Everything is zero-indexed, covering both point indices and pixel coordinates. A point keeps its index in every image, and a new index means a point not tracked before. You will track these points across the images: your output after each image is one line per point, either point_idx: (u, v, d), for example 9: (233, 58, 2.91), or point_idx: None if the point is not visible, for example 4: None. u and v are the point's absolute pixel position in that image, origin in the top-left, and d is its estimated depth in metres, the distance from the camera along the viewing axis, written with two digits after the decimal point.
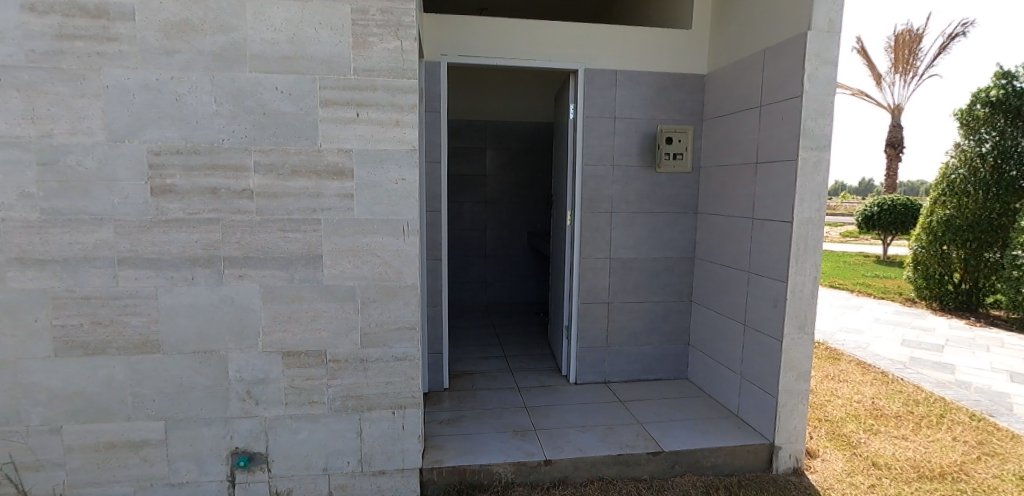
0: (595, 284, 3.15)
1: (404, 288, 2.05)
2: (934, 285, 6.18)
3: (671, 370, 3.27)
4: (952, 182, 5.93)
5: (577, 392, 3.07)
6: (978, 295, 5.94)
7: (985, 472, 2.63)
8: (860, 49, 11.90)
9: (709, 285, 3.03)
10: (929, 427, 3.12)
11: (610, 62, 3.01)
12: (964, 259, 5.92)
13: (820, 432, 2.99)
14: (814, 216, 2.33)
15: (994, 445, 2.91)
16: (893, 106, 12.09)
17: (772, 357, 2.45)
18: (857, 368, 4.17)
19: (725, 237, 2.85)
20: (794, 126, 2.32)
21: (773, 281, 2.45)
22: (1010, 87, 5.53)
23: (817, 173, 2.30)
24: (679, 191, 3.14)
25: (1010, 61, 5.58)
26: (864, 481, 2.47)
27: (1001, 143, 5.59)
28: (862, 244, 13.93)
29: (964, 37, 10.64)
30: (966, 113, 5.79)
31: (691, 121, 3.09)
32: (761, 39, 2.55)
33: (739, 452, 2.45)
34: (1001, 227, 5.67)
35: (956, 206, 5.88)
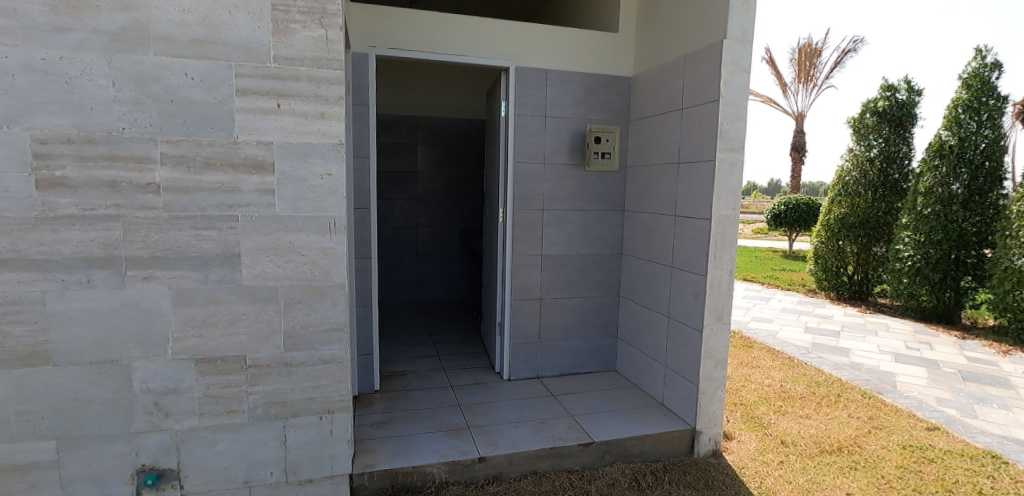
0: (528, 281, 3.18)
1: (331, 288, 1.97)
2: (831, 277, 6.77)
3: (600, 363, 3.38)
4: (846, 183, 6.52)
5: (510, 388, 3.10)
6: (867, 285, 6.60)
7: (875, 443, 2.92)
8: (768, 60, 12.83)
9: (636, 281, 3.15)
10: (828, 406, 3.42)
11: (541, 60, 3.05)
12: (856, 253, 6.54)
13: (735, 416, 3.20)
14: (730, 214, 2.47)
15: (882, 419, 3.24)
16: (797, 113, 13.14)
17: (693, 346, 2.59)
18: (767, 354, 4.51)
19: (651, 233, 2.97)
20: (711, 128, 2.45)
21: (694, 275, 2.58)
22: (893, 99, 6.20)
23: (732, 173, 2.45)
24: (607, 189, 3.24)
25: (893, 75, 6.24)
26: (774, 459, 2.67)
27: (886, 149, 6.24)
28: (772, 241, 15.02)
29: (855, 52, 11.75)
30: (858, 121, 6.40)
31: (618, 122, 3.19)
32: (683, 45, 2.68)
33: (665, 439, 2.56)
34: (886, 224, 6.34)
35: (849, 206, 6.47)
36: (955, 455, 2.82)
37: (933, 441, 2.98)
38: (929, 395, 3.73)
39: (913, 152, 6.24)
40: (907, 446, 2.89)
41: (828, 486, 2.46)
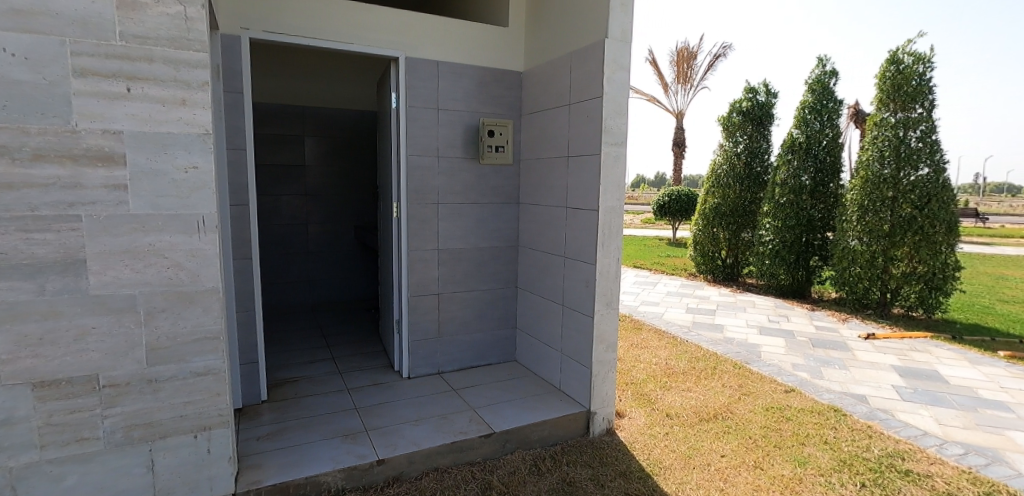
0: (425, 276, 3.13)
1: (202, 293, 1.80)
2: (708, 261, 7.44)
3: (500, 354, 3.42)
4: (718, 176, 7.17)
5: (410, 386, 3.04)
6: (738, 267, 7.34)
7: (744, 408, 3.26)
8: (651, 61, 13.74)
9: (532, 271, 3.22)
10: (706, 378, 3.76)
11: (431, 52, 2.99)
12: (728, 238, 7.24)
13: (626, 394, 3.41)
14: (615, 205, 2.61)
15: (749, 386, 3.63)
16: (677, 111, 14.22)
17: (586, 332, 2.71)
18: (654, 335, 4.85)
19: (545, 225, 3.06)
20: (596, 123, 2.56)
21: (584, 263, 2.70)
22: (755, 100, 6.91)
23: (616, 166, 2.59)
24: (502, 183, 3.27)
25: (754, 78, 6.96)
26: (660, 431, 2.88)
27: (750, 145, 6.95)
28: (659, 229, 16.14)
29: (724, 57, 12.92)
30: (727, 120, 7.05)
31: (510, 116, 3.23)
32: (568, 43, 2.77)
33: (562, 422, 2.66)
34: (751, 212, 7.08)
35: (721, 196, 7.14)
36: (807, 412, 3.23)
37: (790, 401, 3.40)
38: (787, 362, 4.23)
39: (771, 147, 7.01)
40: (769, 408, 3.26)
41: (706, 450, 2.70)
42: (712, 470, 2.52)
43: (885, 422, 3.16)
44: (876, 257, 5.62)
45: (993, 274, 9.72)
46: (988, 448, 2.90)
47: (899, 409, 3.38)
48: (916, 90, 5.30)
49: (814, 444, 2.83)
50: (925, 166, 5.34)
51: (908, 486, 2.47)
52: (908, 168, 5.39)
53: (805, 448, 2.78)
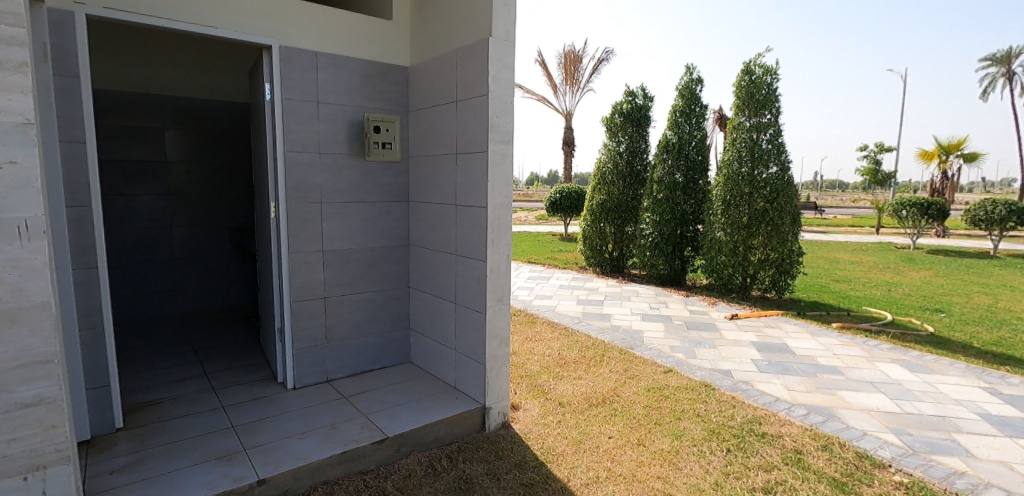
0: (309, 280, 2.95)
1: (28, 310, 1.54)
2: (597, 254, 7.85)
3: (394, 357, 3.33)
4: (603, 174, 7.58)
5: (295, 398, 2.85)
6: (623, 259, 7.81)
7: (629, 391, 3.49)
8: (541, 62, 14.18)
9: (423, 270, 3.17)
10: (595, 365, 3.97)
11: (309, 41, 2.82)
12: (613, 232, 7.69)
13: (521, 387, 3.49)
14: (503, 201, 2.66)
15: (633, 370, 3.89)
16: (567, 111, 14.81)
17: (479, 328, 2.72)
18: (547, 327, 5.01)
19: (435, 223, 3.02)
20: (483, 121, 2.58)
21: (475, 260, 2.71)
22: (633, 103, 7.39)
23: (503, 164, 2.63)
24: (390, 180, 3.18)
25: (633, 82, 7.44)
26: (553, 420, 2.99)
27: (630, 144, 7.43)
28: (552, 225, 16.71)
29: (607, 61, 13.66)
30: (609, 121, 7.46)
31: (397, 111, 3.15)
32: (454, 39, 2.76)
33: (458, 420, 2.66)
34: (633, 207, 7.58)
35: (607, 193, 7.55)
36: (683, 389, 3.53)
37: (668, 381, 3.69)
38: (666, 345, 4.59)
39: (649, 147, 7.54)
40: (651, 389, 3.52)
41: (595, 433, 2.85)
42: (600, 451, 2.66)
43: (745, 393, 3.55)
44: (738, 246, 6.28)
45: (828, 258, 11.33)
46: (825, 407, 3.36)
47: (757, 380, 3.81)
48: (766, 98, 6.00)
49: (688, 419, 3.10)
50: (773, 166, 6.06)
51: (764, 447, 2.80)
52: (761, 167, 6.09)
53: (681, 423, 3.04)
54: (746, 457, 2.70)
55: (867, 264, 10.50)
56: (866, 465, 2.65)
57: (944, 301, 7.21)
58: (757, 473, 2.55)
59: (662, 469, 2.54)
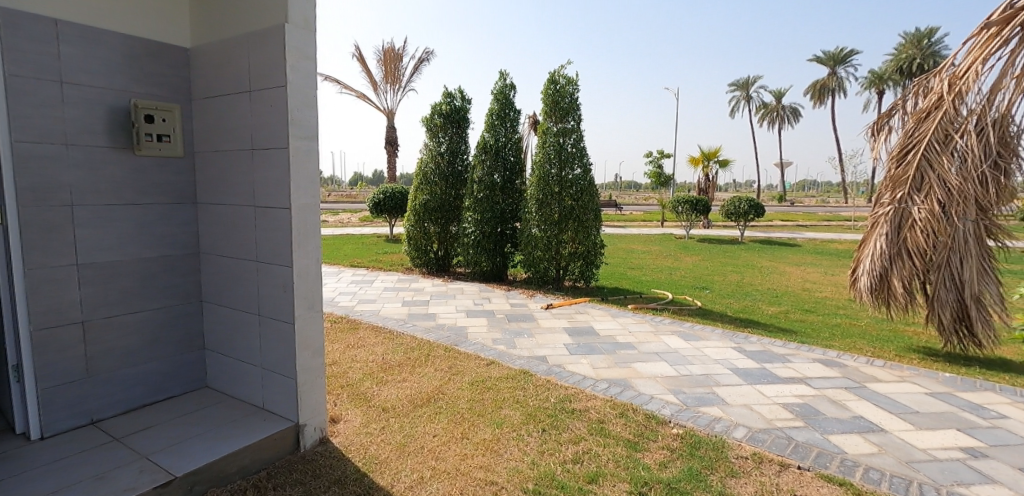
0: (60, 302, 2.39)
1: None
2: (422, 254, 7.80)
3: (185, 383, 2.89)
4: (425, 173, 7.57)
5: (45, 450, 2.29)
6: (448, 258, 7.89)
7: (453, 387, 3.54)
8: (359, 57, 13.70)
9: (219, 281, 2.80)
10: (420, 366, 3.94)
11: (46, 6, 2.27)
12: (437, 232, 7.72)
13: (341, 398, 3.30)
14: (310, 201, 2.47)
15: (458, 366, 3.96)
16: (388, 110, 14.52)
17: (287, 341, 2.49)
18: (370, 332, 4.83)
19: (230, 227, 2.69)
20: (282, 114, 2.37)
21: (279, 266, 2.48)
22: (452, 104, 7.53)
23: (308, 161, 2.45)
24: (170, 179, 2.72)
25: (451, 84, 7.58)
26: (375, 427, 2.89)
27: (451, 145, 7.56)
28: (377, 227, 16.23)
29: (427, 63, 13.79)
30: (429, 121, 7.49)
31: (176, 99, 2.72)
32: (244, 22, 2.48)
33: (266, 444, 2.40)
34: (456, 206, 7.69)
35: (430, 192, 7.55)
36: (504, 379, 3.71)
37: (490, 372, 3.84)
38: (488, 338, 4.77)
39: (469, 148, 7.76)
40: (474, 382, 3.62)
41: (420, 434, 2.83)
42: (424, 452, 2.66)
43: (558, 375, 3.88)
44: (551, 241, 6.79)
45: (625, 248, 12.96)
46: (622, 379, 3.83)
47: (568, 362, 4.18)
48: (569, 107, 6.65)
49: (509, 406, 3.27)
50: (577, 167, 6.70)
51: (574, 422, 3.08)
52: (567, 168, 6.69)
53: (502, 411, 3.19)
54: (559, 433, 2.94)
55: (654, 253, 12.28)
56: (652, 423, 3.08)
57: (707, 280, 8.78)
58: (567, 447, 2.79)
59: (484, 458, 2.63)
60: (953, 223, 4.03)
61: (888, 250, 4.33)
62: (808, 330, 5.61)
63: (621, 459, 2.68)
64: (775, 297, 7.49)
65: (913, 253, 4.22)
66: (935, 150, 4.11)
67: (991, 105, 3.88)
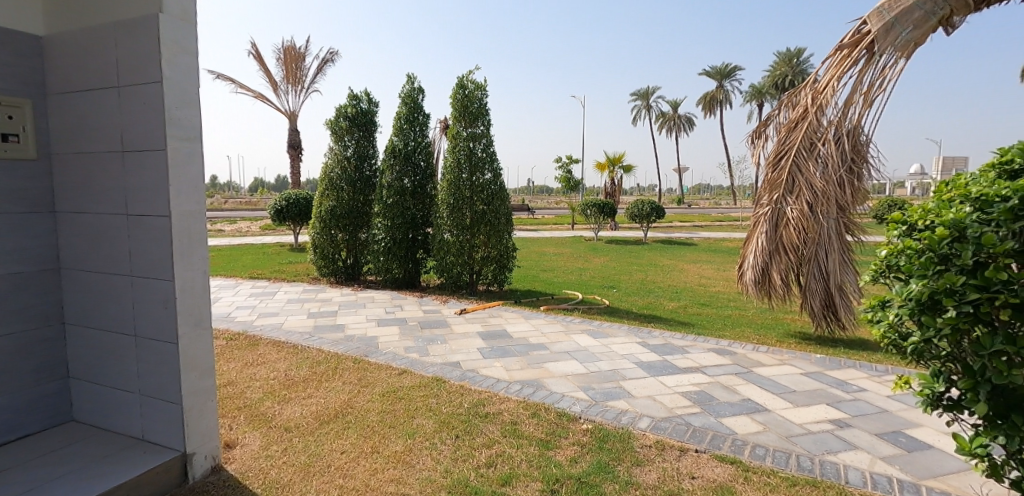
0: None
1: None
2: (329, 263, 7.45)
3: (45, 418, 2.54)
4: (331, 179, 7.25)
5: None
6: (357, 266, 7.61)
7: (363, 400, 3.41)
8: (257, 55, 12.91)
9: (85, 299, 2.49)
10: (327, 380, 3.76)
11: None
12: (345, 239, 7.42)
13: (238, 420, 3.06)
14: (193, 209, 2.27)
15: (368, 377, 3.82)
16: (290, 112, 13.78)
17: (170, 363, 2.27)
18: (272, 348, 4.53)
19: (98, 238, 2.40)
20: (157, 113, 2.15)
21: (159, 281, 2.25)
22: (358, 107, 7.30)
23: (190, 165, 2.24)
24: (21, 185, 2.38)
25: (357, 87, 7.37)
26: (277, 449, 2.71)
27: (358, 149, 7.31)
28: (281, 235, 15.29)
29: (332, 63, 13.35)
30: (334, 124, 7.19)
31: (26, 94, 2.38)
32: (110, 10, 2.23)
33: (147, 479, 2.17)
34: (365, 213, 7.44)
35: (336, 198, 7.24)
36: (416, 388, 3.64)
37: (402, 382, 3.75)
38: (401, 347, 4.65)
39: (377, 153, 7.55)
40: (385, 393, 3.51)
41: (326, 452, 2.70)
42: (332, 470, 2.53)
43: (472, 379, 3.86)
44: (463, 246, 6.76)
45: (537, 251, 13.24)
46: (535, 379, 3.90)
47: (482, 366, 4.19)
48: (478, 112, 6.72)
49: (422, 415, 3.21)
50: (488, 172, 6.75)
51: (487, 426, 3.09)
52: (477, 173, 6.71)
53: (414, 421, 3.12)
54: (472, 438, 2.93)
55: (565, 254, 12.66)
56: (564, 421, 3.17)
57: (615, 279, 9.19)
58: (481, 451, 2.79)
59: (396, 470, 2.56)
60: (819, 221, 4.53)
61: (768, 246, 4.78)
62: (704, 323, 6.04)
63: (534, 459, 2.72)
64: (675, 293, 8.01)
65: (788, 248, 4.70)
66: (803, 156, 4.60)
67: (846, 117, 4.37)
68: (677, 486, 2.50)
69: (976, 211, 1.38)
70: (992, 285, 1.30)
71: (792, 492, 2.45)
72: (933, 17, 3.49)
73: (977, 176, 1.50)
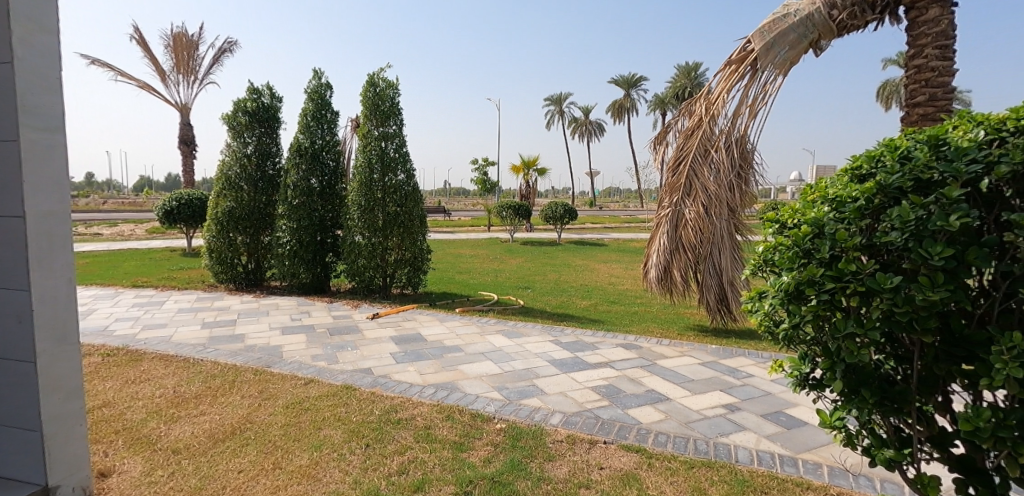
0: None
1: None
2: (227, 269, 6.91)
3: None
4: (228, 177, 6.73)
5: None
6: (260, 271, 7.13)
7: (264, 413, 3.20)
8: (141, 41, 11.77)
9: None
10: (223, 395, 3.48)
11: None
12: (246, 243, 6.92)
13: (116, 446, 2.75)
14: (55, 209, 2.01)
15: (270, 389, 3.59)
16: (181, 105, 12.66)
17: (26, 384, 1.99)
18: (159, 362, 4.12)
19: None
20: (7, 99, 1.88)
21: (11, 291, 1.96)
22: (259, 101, 6.87)
23: (51, 159, 1.98)
24: None
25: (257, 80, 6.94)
26: (163, 474, 2.47)
27: (259, 147, 6.86)
28: (171, 239, 13.98)
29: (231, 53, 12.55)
30: (231, 118, 6.69)
31: None
32: None
33: None
34: (268, 214, 6.99)
35: (234, 199, 6.74)
36: (323, 397, 3.47)
37: (308, 392, 3.56)
38: (307, 355, 4.42)
39: (281, 151, 7.13)
40: (290, 405, 3.32)
41: (221, 474, 2.50)
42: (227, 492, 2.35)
43: (384, 386, 3.75)
44: (375, 249, 6.55)
45: (454, 253, 13.16)
46: (449, 382, 3.87)
47: (394, 371, 4.08)
48: (390, 111, 6.56)
49: (330, 425, 3.06)
50: (400, 173, 6.60)
51: (399, 432, 3.01)
52: (390, 174, 6.54)
53: (322, 432, 2.97)
54: (384, 446, 2.84)
55: (481, 256, 12.69)
56: (478, 422, 3.17)
57: (530, 280, 9.36)
58: (393, 459, 2.71)
59: (300, 486, 2.42)
60: (713, 222, 4.90)
61: (669, 246, 5.09)
62: (613, 319, 6.31)
63: (447, 463, 2.69)
64: (587, 291, 8.30)
65: (687, 247, 5.04)
66: (699, 162, 4.94)
67: (735, 127, 4.77)
68: (586, 478, 2.58)
69: (832, 210, 1.38)
70: (844, 277, 1.28)
71: (690, 474, 2.61)
72: (804, 39, 3.99)
73: (835, 178, 1.51)
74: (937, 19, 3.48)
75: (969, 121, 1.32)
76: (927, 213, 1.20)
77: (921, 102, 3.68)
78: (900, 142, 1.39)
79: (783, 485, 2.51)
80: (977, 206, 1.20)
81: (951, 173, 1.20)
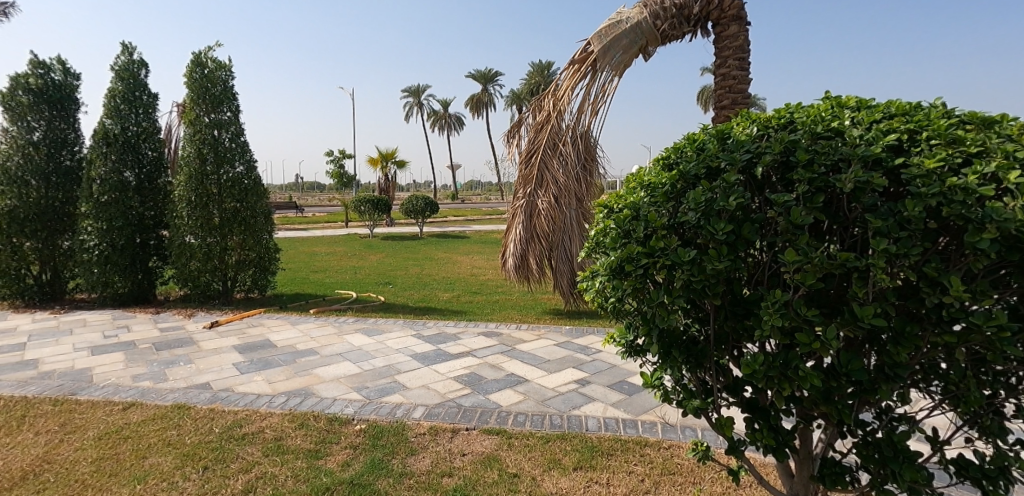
0: None
1: None
2: (11, 282, 5.67)
3: None
4: (6, 169, 5.51)
5: None
6: (59, 283, 5.96)
7: (67, 450, 2.70)
8: None
9: None
10: (10, 434, 2.88)
11: None
12: (37, 250, 5.74)
13: None
14: None
15: (76, 421, 3.04)
16: None
17: None
18: None
19: None
20: None
21: None
22: (48, 78, 5.76)
23: None
24: None
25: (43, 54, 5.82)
26: None
27: (50, 133, 5.74)
28: None
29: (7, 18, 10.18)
30: (7, 97, 5.52)
31: None
32: None
33: None
34: (67, 215, 5.86)
35: (18, 196, 5.52)
36: (148, 421, 3.04)
37: (127, 418, 3.08)
38: (125, 376, 3.81)
39: (81, 138, 6.04)
40: (102, 436, 2.84)
41: None
42: None
43: (224, 400, 3.39)
44: (211, 250, 5.84)
45: (307, 251, 12.27)
46: (302, 388, 3.62)
47: (237, 383, 3.71)
48: (222, 96, 5.91)
49: (156, 452, 2.69)
50: (239, 165, 5.96)
51: (244, 449, 2.75)
52: (226, 166, 5.86)
53: (146, 461, 2.60)
54: (225, 466, 2.58)
55: (338, 253, 12.01)
56: (335, 426, 3.02)
57: (389, 275, 9.11)
58: (237, 478, 2.47)
59: None
60: (564, 211, 5.21)
61: (524, 235, 5.31)
62: (474, 309, 6.42)
63: (301, 473, 2.53)
64: (449, 284, 8.32)
65: (540, 236, 5.30)
66: (548, 155, 5.20)
67: (579, 123, 5.10)
68: (448, 466, 2.61)
69: (646, 194, 1.57)
70: (654, 252, 1.45)
71: (546, 448, 2.78)
72: (635, 45, 4.39)
73: (650, 167, 1.69)
74: (736, 35, 3.96)
75: (747, 118, 1.57)
76: (716, 194, 1.41)
77: (727, 105, 3.98)
78: (698, 136, 1.62)
79: (625, 445, 2.79)
80: (752, 190, 1.44)
81: (731, 161, 1.43)
